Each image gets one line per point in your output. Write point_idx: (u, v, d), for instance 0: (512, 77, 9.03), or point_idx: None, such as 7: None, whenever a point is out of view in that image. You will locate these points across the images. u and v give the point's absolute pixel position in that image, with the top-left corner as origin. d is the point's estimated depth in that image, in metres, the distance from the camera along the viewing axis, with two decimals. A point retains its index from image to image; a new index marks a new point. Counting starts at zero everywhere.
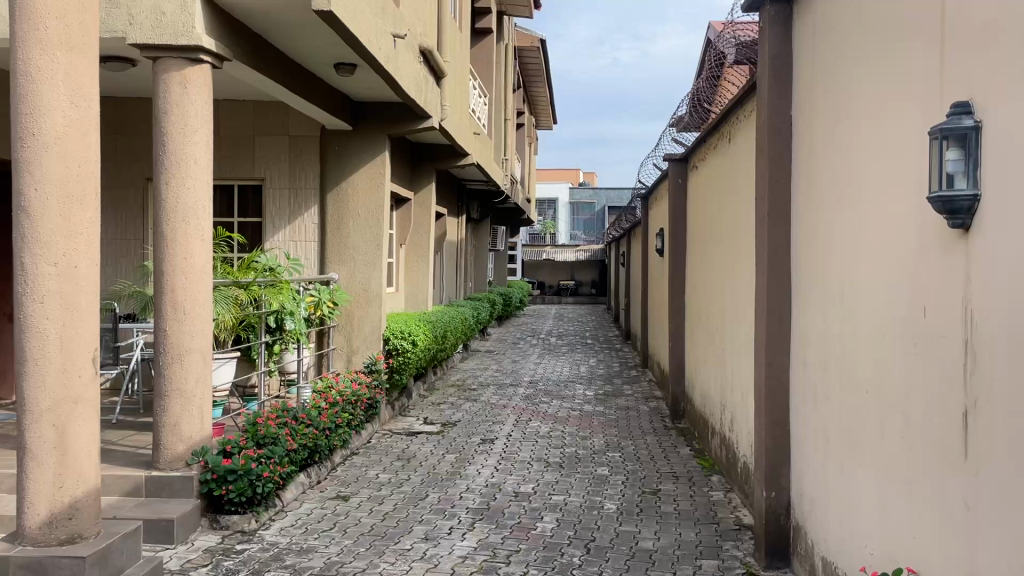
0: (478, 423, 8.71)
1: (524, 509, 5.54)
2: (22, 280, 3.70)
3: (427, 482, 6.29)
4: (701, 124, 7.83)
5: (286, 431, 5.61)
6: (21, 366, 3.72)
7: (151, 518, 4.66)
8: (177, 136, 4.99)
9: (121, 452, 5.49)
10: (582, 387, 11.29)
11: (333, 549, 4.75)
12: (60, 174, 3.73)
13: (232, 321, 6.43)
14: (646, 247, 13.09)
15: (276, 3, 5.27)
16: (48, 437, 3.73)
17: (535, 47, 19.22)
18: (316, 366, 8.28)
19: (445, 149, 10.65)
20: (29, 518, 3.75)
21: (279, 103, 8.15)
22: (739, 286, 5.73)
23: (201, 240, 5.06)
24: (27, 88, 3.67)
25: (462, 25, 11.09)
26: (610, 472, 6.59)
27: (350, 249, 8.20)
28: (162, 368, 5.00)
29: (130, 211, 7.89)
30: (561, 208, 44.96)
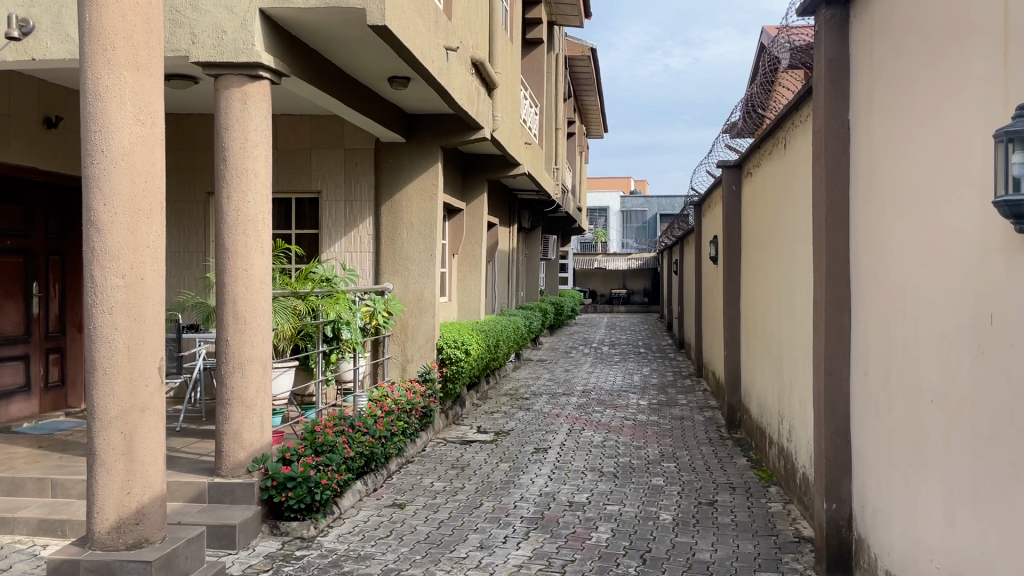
0: (532, 432, 8.71)
1: (579, 519, 5.53)
2: (93, 293, 3.83)
3: (481, 490, 6.31)
4: (756, 130, 7.72)
5: (343, 439, 5.70)
6: (91, 375, 3.84)
7: (215, 524, 4.78)
8: (237, 150, 5.11)
9: (185, 459, 5.63)
10: (636, 396, 11.21)
11: (390, 556, 4.81)
12: (128, 188, 3.85)
13: (290, 330, 6.56)
14: (698, 254, 12.95)
15: (332, 20, 5.39)
16: (116, 444, 3.84)
17: (586, 57, 19.26)
18: (372, 374, 8.38)
19: (497, 159, 10.73)
20: (98, 522, 3.87)
21: (335, 118, 8.30)
22: (796, 294, 5.63)
23: (261, 252, 5.18)
24: (95, 106, 3.81)
25: (513, 36, 11.17)
26: (666, 483, 6.54)
27: (404, 260, 8.31)
28: (224, 377, 5.13)
29: (192, 225, 8.12)
30: (613, 216, 44.82)
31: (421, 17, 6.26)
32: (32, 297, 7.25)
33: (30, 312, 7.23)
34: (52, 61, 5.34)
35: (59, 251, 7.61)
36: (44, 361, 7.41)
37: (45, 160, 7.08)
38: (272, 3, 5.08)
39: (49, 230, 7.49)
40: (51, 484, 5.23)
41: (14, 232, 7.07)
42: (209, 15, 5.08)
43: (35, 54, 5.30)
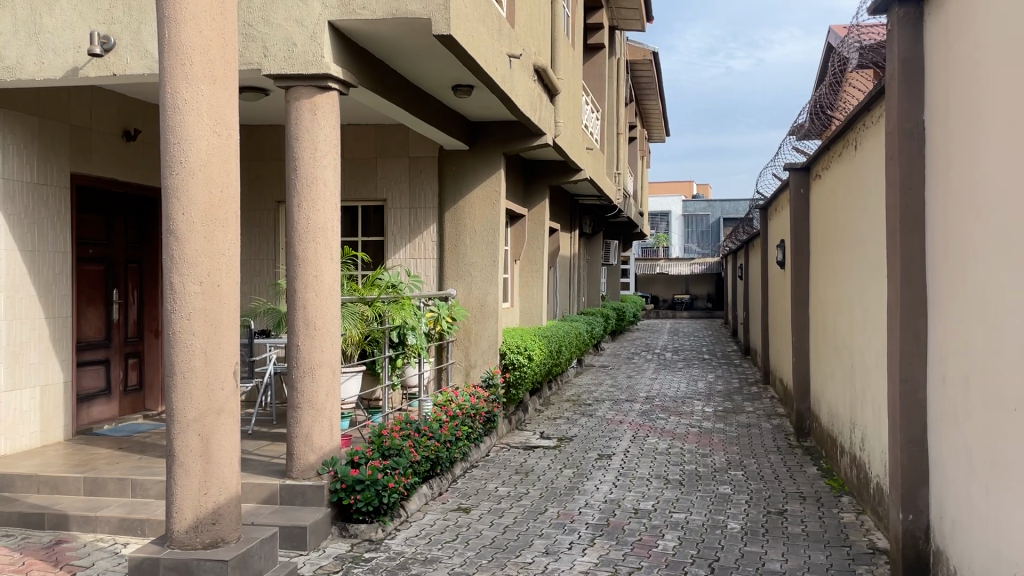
0: (595, 438, 8.68)
1: (644, 527, 5.48)
2: (171, 300, 3.96)
3: (546, 496, 6.31)
4: (824, 132, 7.56)
5: (409, 443, 5.77)
6: (170, 380, 3.97)
7: (287, 524, 4.89)
8: (307, 159, 5.23)
9: (257, 461, 5.78)
10: (701, 403, 11.06)
11: (456, 560, 4.85)
12: (205, 198, 3.98)
13: (357, 335, 6.73)
14: (764, 259, 12.71)
15: (399, 31, 5.47)
16: (194, 446, 3.97)
17: (647, 60, 19.11)
18: (436, 379, 8.45)
19: (559, 165, 10.75)
20: (177, 522, 3.99)
21: (400, 126, 8.45)
22: (869, 298, 5.49)
23: (330, 258, 5.29)
24: (174, 118, 3.95)
25: (575, 41, 11.17)
26: (733, 492, 6.43)
27: (468, 265, 8.36)
28: (295, 381, 5.25)
29: (262, 233, 8.33)
30: (675, 221, 44.36)
31: (485, 26, 6.32)
32: (112, 304, 7.53)
33: (110, 317, 7.51)
34: (132, 76, 5.55)
35: (138, 258, 7.88)
36: (124, 365, 7.68)
37: (125, 172, 7.36)
38: (341, 15, 5.20)
39: (128, 239, 7.76)
40: (131, 485, 5.43)
41: (96, 242, 7.35)
42: (281, 29, 5.22)
43: (116, 70, 5.51)
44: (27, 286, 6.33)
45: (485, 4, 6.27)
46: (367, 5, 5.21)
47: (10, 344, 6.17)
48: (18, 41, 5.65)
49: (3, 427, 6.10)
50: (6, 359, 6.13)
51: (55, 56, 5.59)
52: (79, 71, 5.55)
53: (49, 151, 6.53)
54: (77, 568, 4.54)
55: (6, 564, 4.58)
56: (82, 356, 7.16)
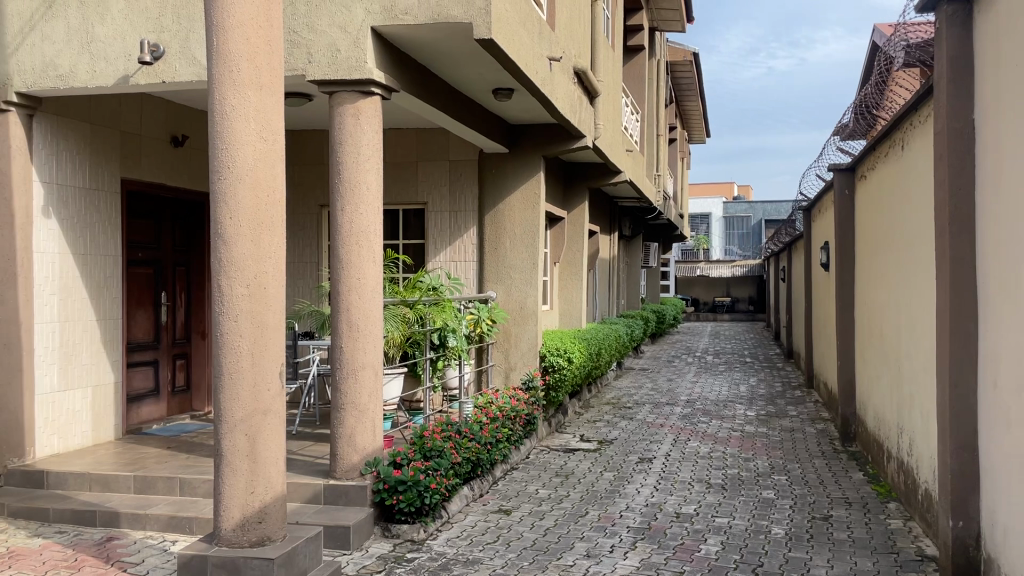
0: (635, 441, 8.64)
1: (687, 531, 5.45)
2: (219, 302, 4.04)
3: (587, 499, 6.30)
4: (869, 132, 7.45)
5: (450, 445, 5.80)
6: (218, 380, 4.04)
7: (331, 524, 4.95)
8: (351, 164, 5.29)
9: (301, 462, 5.87)
10: (743, 407, 10.95)
11: (498, 561, 4.87)
12: (252, 203, 4.05)
13: (399, 338, 6.83)
14: (808, 261, 12.53)
15: (440, 35, 5.52)
16: (241, 446, 4.04)
17: (688, 61, 18.98)
18: (476, 382, 8.50)
19: (599, 168, 10.73)
20: (224, 520, 4.07)
21: (441, 130, 8.51)
22: (917, 301, 5.39)
23: (373, 261, 5.35)
24: (222, 124, 4.03)
25: (615, 43, 11.14)
26: (777, 497, 6.35)
27: (507, 268, 8.38)
28: (338, 382, 5.32)
29: (306, 236, 8.45)
30: (715, 223, 43.98)
31: (526, 29, 6.35)
32: (161, 306, 7.69)
33: (159, 320, 7.67)
34: (181, 83, 5.67)
35: (186, 261, 8.04)
36: (172, 366, 7.84)
37: (173, 177, 7.51)
38: (383, 21, 5.26)
39: (176, 242, 7.92)
40: (180, 483, 5.55)
41: (145, 245, 7.51)
42: (325, 36, 5.30)
43: (165, 77, 5.63)
44: (79, 288, 6.51)
45: (526, 8, 6.29)
46: (409, 11, 5.27)
47: (62, 345, 6.34)
48: (71, 50, 5.80)
49: (56, 427, 6.27)
50: (59, 360, 6.30)
51: (107, 64, 5.74)
52: (130, 79, 5.69)
53: (100, 157, 6.70)
54: (127, 564, 4.66)
55: (60, 560, 4.71)
56: (132, 358, 7.34)
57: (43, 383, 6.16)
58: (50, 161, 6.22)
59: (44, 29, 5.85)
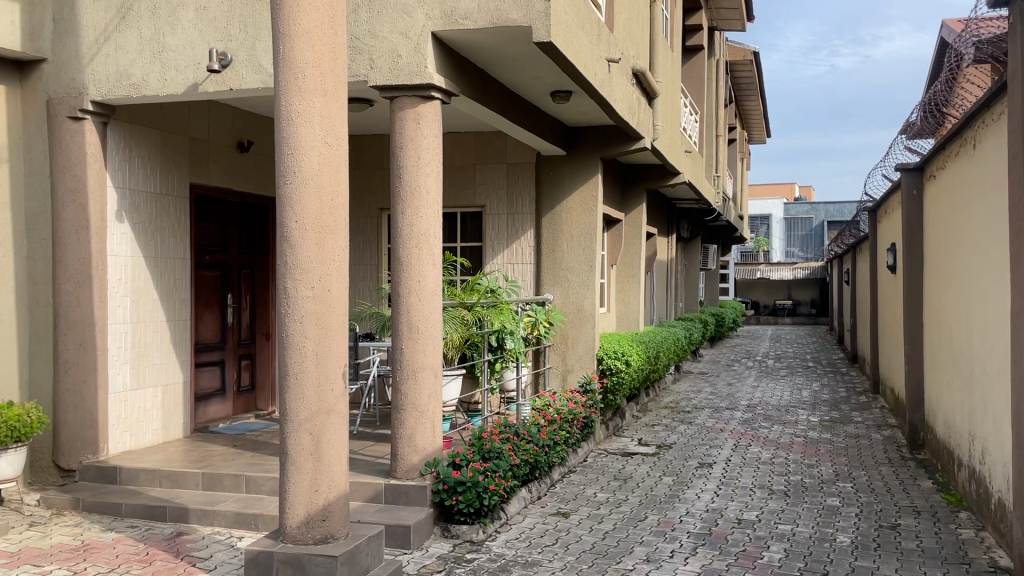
0: (695, 446, 8.54)
1: (749, 537, 5.37)
2: (285, 304, 4.13)
3: (646, 503, 6.26)
4: (938, 131, 7.24)
5: (509, 447, 5.82)
6: (283, 380, 4.13)
7: (392, 523, 5.01)
8: (412, 168, 5.36)
9: (363, 461, 5.95)
10: (806, 413, 10.73)
11: (557, 563, 4.88)
12: (317, 206, 4.13)
13: (458, 340, 6.86)
14: (873, 263, 12.21)
15: (500, 39, 5.54)
16: (306, 445, 4.12)
17: (747, 61, 18.69)
18: (533, 383, 8.49)
19: (658, 169, 10.63)
20: (289, 517, 4.15)
21: (499, 133, 8.56)
22: (990, 304, 5.22)
23: (433, 263, 5.40)
24: (288, 130, 4.12)
25: (673, 44, 11.04)
26: (842, 504, 6.22)
27: (565, 271, 8.38)
28: (399, 383, 5.39)
29: (366, 239, 8.58)
30: (775, 224, 43.22)
31: (585, 31, 6.34)
32: (227, 307, 7.89)
33: (225, 321, 7.87)
34: (247, 90, 5.82)
35: (251, 265, 8.22)
36: (237, 366, 8.03)
37: (239, 182, 7.70)
38: (444, 26, 5.31)
39: (242, 245, 8.10)
40: (246, 481, 5.68)
41: (213, 249, 7.71)
42: (387, 41, 5.38)
43: (233, 85, 5.78)
44: (151, 290, 6.72)
45: (584, 11, 6.29)
46: (470, 15, 5.31)
47: (134, 345, 6.55)
48: (143, 59, 5.99)
49: (128, 425, 6.48)
50: (131, 359, 6.52)
51: (177, 72, 5.92)
52: (199, 86, 5.85)
53: (170, 162, 6.91)
54: (196, 559, 4.79)
55: (132, 554, 4.87)
56: (200, 358, 7.54)
57: (116, 382, 6.37)
58: (123, 167, 6.44)
59: (118, 40, 6.05)
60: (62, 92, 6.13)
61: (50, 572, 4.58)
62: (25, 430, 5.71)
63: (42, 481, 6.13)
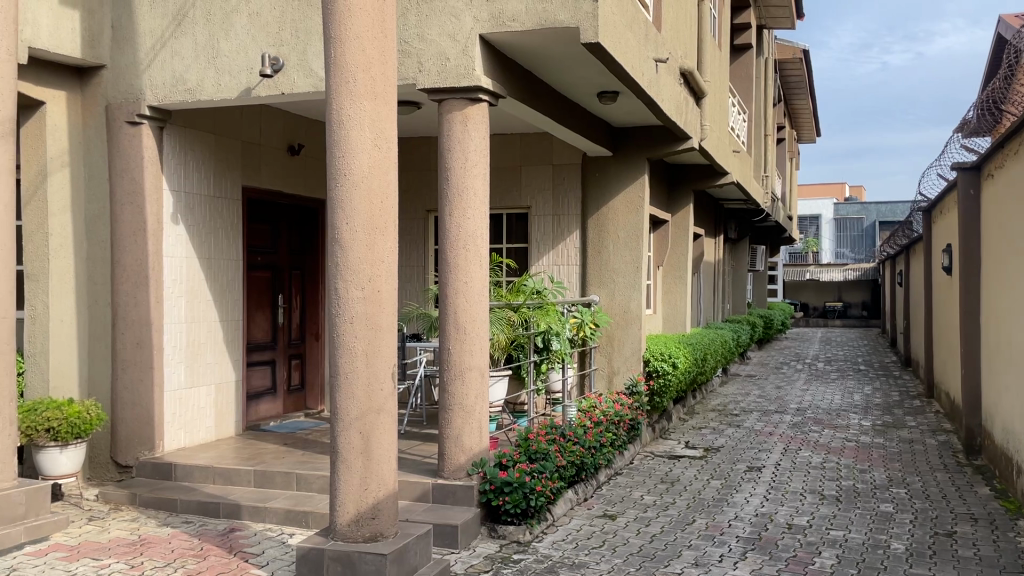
0: (743, 450, 8.44)
1: (800, 543, 5.29)
2: (336, 305, 4.19)
3: (693, 507, 6.20)
4: (996, 129, 7.06)
5: (555, 448, 5.82)
6: (334, 379, 4.19)
7: (439, 523, 5.05)
8: (459, 170, 5.39)
9: (411, 461, 6.00)
10: (858, 417, 10.51)
11: (604, 566, 4.86)
12: (367, 208, 4.18)
13: (505, 340, 6.94)
14: (928, 265, 11.93)
15: (548, 40, 5.55)
16: (355, 444, 4.17)
17: (797, 59, 18.41)
18: (578, 385, 8.46)
19: (705, 169, 10.53)
20: (340, 515, 4.21)
21: (545, 135, 8.57)
22: None
23: (479, 264, 5.42)
24: (339, 133, 4.18)
25: (721, 42, 10.92)
26: (896, 510, 6.08)
27: (611, 272, 8.34)
28: (446, 383, 5.42)
29: (413, 240, 8.65)
30: (825, 225, 42.46)
31: (632, 30, 6.31)
32: (277, 308, 8.02)
33: (275, 321, 8.00)
34: (298, 94, 5.91)
35: (301, 266, 8.34)
36: (287, 366, 8.16)
37: (290, 184, 7.83)
38: (491, 28, 5.34)
39: (293, 246, 8.22)
40: (296, 479, 5.77)
41: (264, 250, 7.84)
42: (435, 44, 5.43)
43: (285, 89, 5.88)
44: (204, 291, 6.86)
45: (632, 11, 6.26)
46: (517, 17, 5.32)
47: (189, 344, 6.70)
48: (198, 65, 6.13)
49: (183, 421, 6.64)
50: (185, 358, 6.66)
51: (230, 78, 6.04)
52: (252, 91, 5.97)
53: (223, 165, 7.05)
54: (249, 555, 4.88)
55: (187, 549, 4.98)
56: (252, 357, 7.68)
57: (171, 380, 6.53)
58: (178, 170, 6.59)
59: (174, 46, 6.20)
60: (121, 98, 6.30)
61: (109, 566, 4.71)
62: (84, 426, 5.88)
63: (101, 476, 6.33)
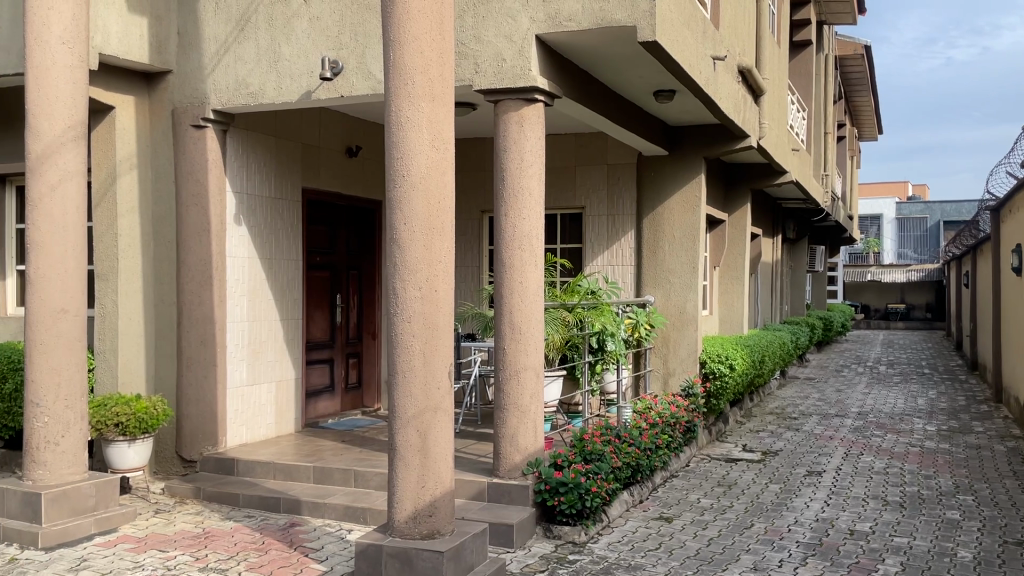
0: (803, 453, 8.28)
1: (862, 549, 5.17)
2: (394, 305, 4.24)
3: (752, 511, 6.11)
4: None
5: (611, 449, 5.80)
6: (392, 377, 4.24)
7: (495, 522, 5.07)
8: (514, 169, 5.41)
9: (466, 460, 6.04)
10: (922, 421, 10.24)
11: (661, 568, 4.82)
12: (426, 208, 4.22)
13: (560, 340, 6.93)
14: (997, 265, 11.55)
15: (605, 40, 5.53)
16: (413, 441, 4.22)
17: (858, 56, 17.99)
18: (633, 387, 8.38)
19: (763, 168, 10.36)
20: (398, 512, 4.26)
21: (600, 135, 8.56)
22: None
23: (535, 265, 5.43)
24: (398, 135, 4.23)
25: (780, 39, 10.75)
26: (963, 518, 5.90)
27: (666, 272, 8.27)
28: (502, 383, 5.44)
29: (468, 240, 8.70)
30: (887, 225, 41.42)
31: (690, 28, 6.24)
32: (335, 307, 8.15)
33: (334, 320, 8.13)
34: (357, 97, 6.00)
35: (358, 266, 8.45)
36: (345, 364, 8.28)
37: (348, 185, 7.96)
38: (548, 28, 5.35)
39: (351, 247, 8.34)
40: (354, 475, 5.85)
41: (323, 250, 7.96)
42: (491, 45, 5.46)
43: (344, 92, 5.97)
44: (266, 290, 7.02)
45: (689, 8, 6.19)
46: (574, 17, 5.31)
47: (251, 343, 6.85)
48: (261, 69, 6.26)
49: (245, 418, 6.79)
50: (247, 357, 6.82)
51: (291, 81, 6.16)
52: (312, 94, 6.07)
53: (284, 167, 7.19)
54: (309, 549, 4.97)
55: (249, 542, 5.10)
56: (311, 356, 7.82)
57: (234, 377, 6.68)
58: (241, 172, 6.75)
59: (237, 51, 6.35)
60: (186, 102, 6.48)
61: (175, 558, 4.84)
62: (151, 422, 6.04)
63: (167, 470, 6.52)
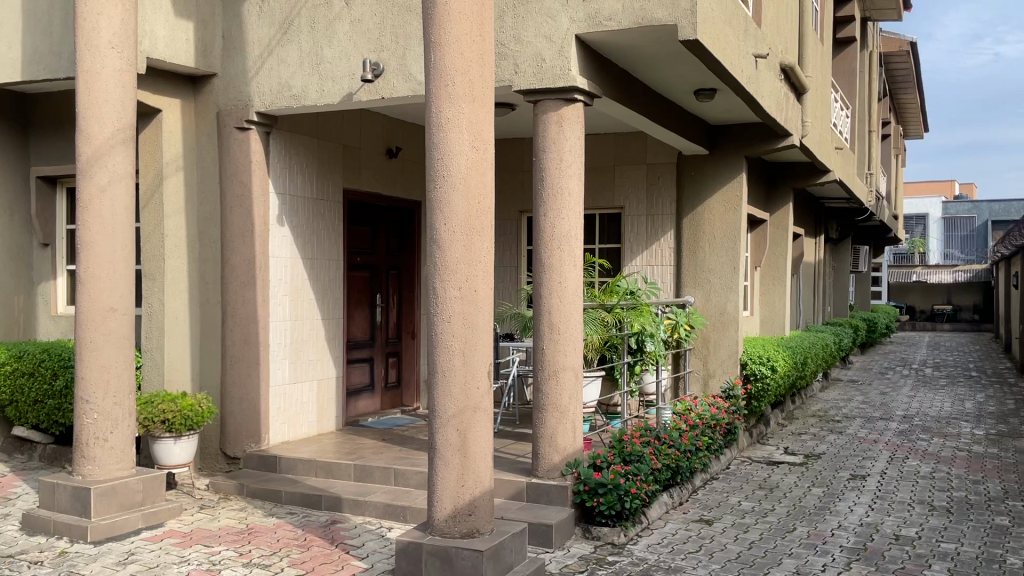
0: (846, 457, 8.16)
1: (908, 555, 5.08)
2: (434, 304, 4.27)
3: (794, 514, 6.03)
4: None
5: (650, 450, 5.78)
6: (432, 377, 4.27)
7: (533, 522, 5.07)
8: (553, 169, 5.40)
9: (505, 460, 6.05)
10: (969, 425, 10.02)
11: (701, 571, 4.78)
12: (466, 208, 4.24)
13: (598, 340, 6.91)
14: None
15: (644, 39, 5.51)
16: (453, 440, 4.24)
17: (904, 52, 17.63)
18: (672, 388, 8.24)
19: (806, 168, 10.21)
20: (437, 511, 4.28)
21: (639, 134, 8.53)
22: None
23: (574, 265, 5.43)
24: (438, 136, 4.25)
25: (823, 36, 10.59)
26: (1012, 524, 5.76)
27: (706, 273, 8.19)
28: (541, 383, 5.44)
29: (507, 240, 8.72)
30: (933, 224, 40.57)
31: (732, 26, 6.18)
32: (375, 307, 8.22)
33: (374, 320, 8.20)
34: (398, 98, 6.04)
35: (398, 266, 8.52)
36: (384, 363, 8.35)
37: (388, 187, 8.02)
38: (587, 28, 5.34)
39: (390, 246, 8.41)
40: (394, 473, 5.90)
41: (363, 251, 8.04)
42: (531, 46, 5.47)
43: (385, 93, 6.02)
44: (308, 290, 7.11)
45: (731, 6, 6.14)
46: (614, 16, 5.30)
47: (293, 342, 6.94)
48: (303, 72, 6.35)
49: (287, 416, 6.88)
50: (289, 355, 6.91)
51: (333, 83, 6.22)
52: (354, 95, 6.12)
53: (325, 169, 7.28)
54: (350, 547, 5.02)
55: (291, 538, 5.17)
56: (351, 355, 7.90)
57: (277, 375, 6.78)
58: (284, 173, 6.84)
59: (280, 54, 6.44)
60: (231, 105, 6.58)
61: (219, 553, 4.93)
62: (197, 418, 6.17)
63: (211, 467, 6.64)
